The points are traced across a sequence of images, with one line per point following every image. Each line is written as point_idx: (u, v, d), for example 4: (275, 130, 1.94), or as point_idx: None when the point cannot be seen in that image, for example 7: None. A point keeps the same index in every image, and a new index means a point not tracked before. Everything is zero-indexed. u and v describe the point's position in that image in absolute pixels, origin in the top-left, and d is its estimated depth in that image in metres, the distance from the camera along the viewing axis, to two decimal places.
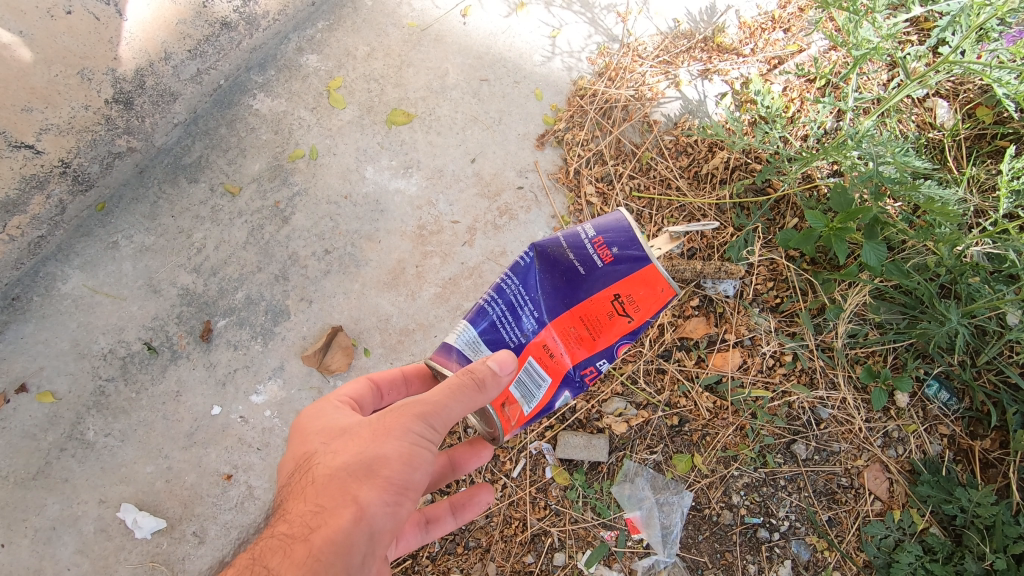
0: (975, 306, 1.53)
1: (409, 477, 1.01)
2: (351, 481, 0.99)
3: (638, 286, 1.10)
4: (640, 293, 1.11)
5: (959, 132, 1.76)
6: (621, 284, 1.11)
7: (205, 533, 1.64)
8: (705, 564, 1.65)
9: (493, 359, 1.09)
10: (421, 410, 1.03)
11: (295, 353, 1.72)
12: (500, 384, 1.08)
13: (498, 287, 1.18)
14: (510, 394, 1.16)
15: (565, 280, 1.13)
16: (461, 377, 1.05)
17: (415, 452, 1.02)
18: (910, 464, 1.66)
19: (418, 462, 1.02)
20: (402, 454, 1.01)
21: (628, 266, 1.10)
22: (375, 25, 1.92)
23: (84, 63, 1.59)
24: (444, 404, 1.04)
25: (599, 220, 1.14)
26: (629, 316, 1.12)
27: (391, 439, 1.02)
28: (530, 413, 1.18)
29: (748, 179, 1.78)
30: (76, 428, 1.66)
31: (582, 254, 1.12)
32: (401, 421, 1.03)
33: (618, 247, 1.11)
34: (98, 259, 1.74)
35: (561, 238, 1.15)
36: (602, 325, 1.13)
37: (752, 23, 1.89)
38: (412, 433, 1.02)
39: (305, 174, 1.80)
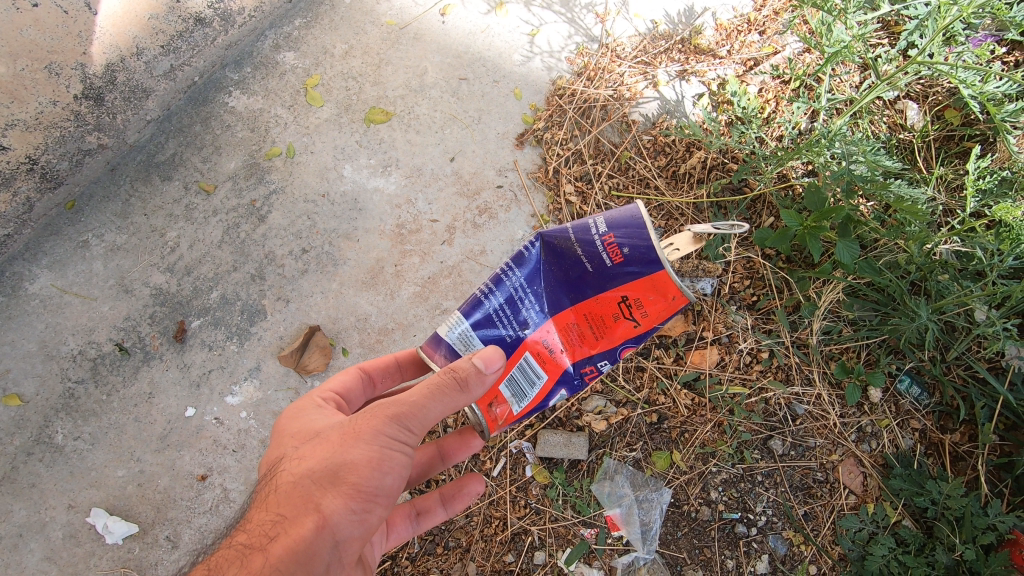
0: (944, 302, 1.57)
1: (377, 482, 1.00)
2: (315, 489, 0.99)
3: (646, 292, 1.12)
4: (648, 299, 1.13)
5: (929, 133, 1.80)
6: (630, 287, 1.13)
7: (178, 538, 1.60)
8: (684, 560, 1.66)
9: (478, 356, 1.08)
10: (392, 414, 1.03)
11: (271, 354, 1.69)
12: (483, 384, 1.08)
13: (500, 279, 1.19)
14: (500, 393, 1.21)
15: (573, 276, 1.15)
16: (437, 380, 1.05)
17: (384, 457, 1.01)
18: (883, 458, 1.69)
19: (387, 467, 1.01)
20: (370, 460, 1.00)
21: (640, 269, 1.11)
22: (353, 23, 1.91)
23: (51, 58, 1.55)
24: (418, 407, 1.03)
25: (611, 215, 1.13)
26: (634, 319, 1.15)
27: (360, 444, 1.01)
28: (520, 412, 1.23)
29: (725, 178, 1.79)
30: (43, 432, 1.62)
31: (592, 253, 1.12)
32: (372, 424, 1.03)
33: (630, 249, 1.10)
34: (68, 258, 1.70)
35: (571, 232, 1.14)
36: (606, 325, 1.17)
37: (728, 24, 1.92)
38: (382, 436, 1.02)
39: (282, 173, 1.78)
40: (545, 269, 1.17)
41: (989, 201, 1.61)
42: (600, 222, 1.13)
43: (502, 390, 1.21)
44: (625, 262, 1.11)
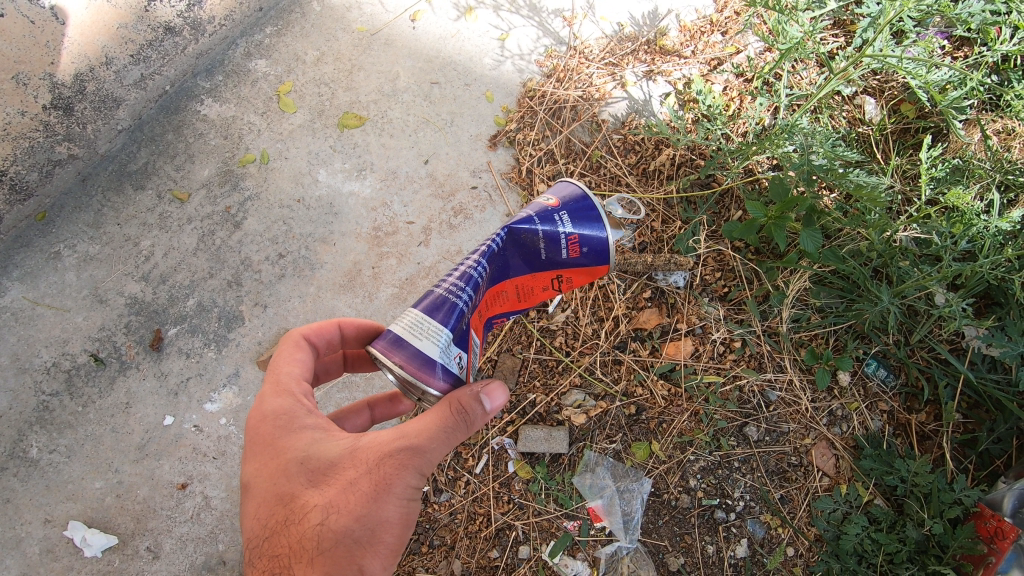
0: (903, 286, 1.63)
1: (406, 531, 1.08)
2: (355, 549, 1.02)
3: (585, 276, 1.28)
4: (584, 279, 1.28)
5: (886, 126, 1.87)
6: (576, 273, 1.26)
7: (159, 548, 1.59)
8: (665, 548, 1.69)
9: (486, 392, 1.07)
10: (416, 467, 1.05)
11: (250, 359, 1.69)
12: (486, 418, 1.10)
13: (466, 273, 1.11)
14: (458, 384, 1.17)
15: (526, 262, 1.23)
16: (454, 426, 1.05)
17: (410, 506, 1.07)
18: (854, 440, 1.74)
19: (412, 515, 1.08)
20: (400, 515, 1.06)
21: (591, 262, 1.25)
22: (324, 30, 1.93)
23: (18, 68, 1.59)
24: (437, 455, 1.07)
25: (574, 213, 1.23)
26: (561, 289, 1.30)
27: (389, 501, 1.04)
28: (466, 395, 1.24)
29: (694, 174, 1.85)
30: (18, 446, 1.60)
31: (550, 244, 1.21)
32: (400, 477, 1.04)
33: (589, 247, 1.23)
34: (39, 270, 1.69)
35: (536, 226, 1.20)
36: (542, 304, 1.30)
37: (692, 26, 1.98)
38: (409, 491, 1.05)
39: (257, 179, 1.79)
40: (504, 256, 1.20)
41: (943, 188, 1.70)
42: (561, 213, 1.23)
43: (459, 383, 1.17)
44: (581, 257, 1.24)
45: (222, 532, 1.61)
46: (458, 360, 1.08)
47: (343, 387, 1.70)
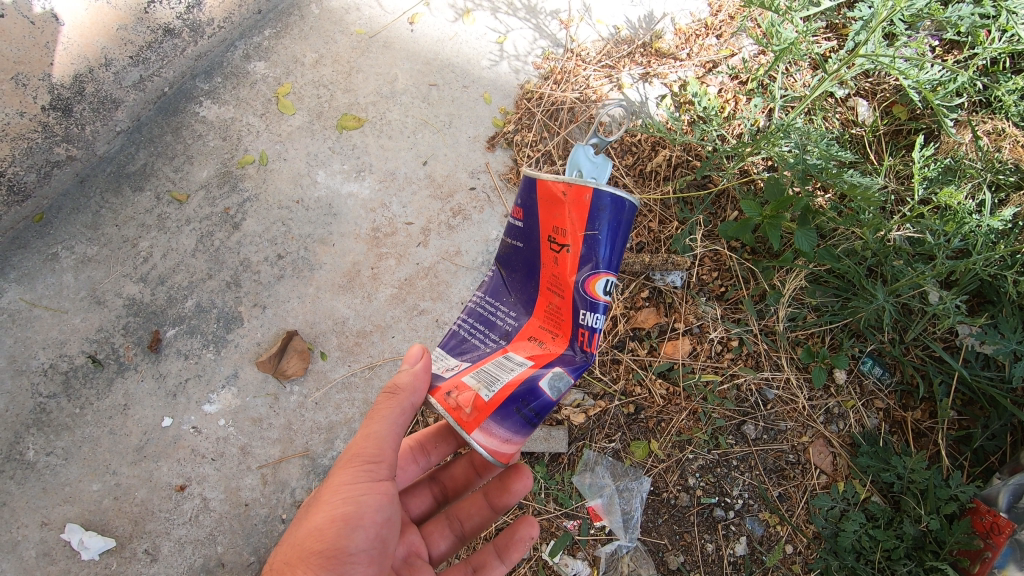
0: (898, 284, 1.64)
1: (348, 532, 1.14)
2: (291, 566, 1.13)
3: (555, 209, 1.21)
4: (560, 214, 1.21)
5: (879, 128, 1.90)
6: (547, 222, 1.23)
7: (157, 550, 1.58)
8: (665, 547, 1.70)
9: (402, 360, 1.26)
10: (349, 464, 1.19)
11: (249, 360, 1.69)
12: (416, 377, 1.21)
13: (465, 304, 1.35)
14: (462, 381, 1.16)
15: (516, 262, 1.30)
16: (381, 412, 1.20)
17: (351, 504, 1.16)
18: (851, 437, 1.75)
19: (356, 516, 1.15)
20: (333, 516, 1.15)
21: (535, 203, 1.24)
22: (323, 33, 1.94)
23: (17, 69, 1.65)
24: (372, 447, 1.19)
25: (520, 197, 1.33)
26: (566, 244, 1.21)
27: (326, 503, 1.16)
28: (495, 398, 1.13)
29: (690, 175, 1.86)
30: (14, 449, 1.59)
31: (513, 231, 1.31)
32: (334, 478, 1.18)
33: (522, 200, 1.27)
34: (36, 272, 1.68)
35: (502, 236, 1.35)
36: (556, 276, 1.23)
37: (686, 29, 2.00)
38: (344, 489, 1.17)
39: (255, 180, 1.79)
40: (498, 279, 1.34)
41: (936, 189, 1.71)
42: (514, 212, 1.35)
43: (465, 380, 1.16)
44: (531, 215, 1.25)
45: (221, 534, 1.60)
46: (449, 367, 1.22)
47: (342, 387, 1.70)
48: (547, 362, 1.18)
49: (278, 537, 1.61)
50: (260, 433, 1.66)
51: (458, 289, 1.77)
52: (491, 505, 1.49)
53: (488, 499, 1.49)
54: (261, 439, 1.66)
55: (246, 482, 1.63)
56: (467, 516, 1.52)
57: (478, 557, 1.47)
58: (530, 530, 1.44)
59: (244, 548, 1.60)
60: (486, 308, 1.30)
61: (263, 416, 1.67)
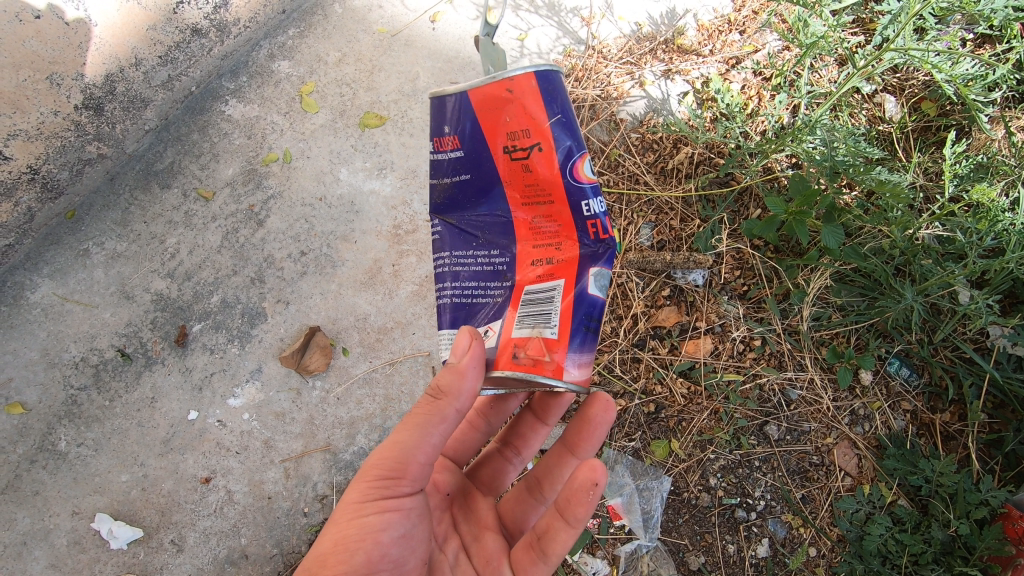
0: (928, 284, 1.60)
1: (347, 557, 1.05)
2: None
3: (501, 119, 1.05)
4: (512, 120, 1.04)
5: (907, 124, 1.86)
6: (499, 134, 1.05)
7: (183, 541, 1.61)
8: (686, 547, 1.69)
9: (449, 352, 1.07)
10: (364, 479, 1.10)
11: (273, 355, 1.71)
12: (460, 384, 1.05)
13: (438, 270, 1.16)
14: (519, 337, 1.06)
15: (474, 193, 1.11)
16: (414, 420, 1.09)
17: (359, 525, 1.07)
18: (877, 440, 1.72)
19: (361, 536, 1.06)
20: (337, 538, 1.07)
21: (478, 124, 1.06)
22: (346, 31, 1.96)
23: (53, 69, 1.63)
24: (390, 462, 1.09)
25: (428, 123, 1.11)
26: (533, 145, 1.04)
27: (335, 521, 1.09)
28: (559, 329, 1.06)
29: (712, 172, 1.84)
30: (47, 439, 1.63)
31: (451, 167, 1.11)
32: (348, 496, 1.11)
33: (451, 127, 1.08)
34: (68, 267, 1.72)
35: (433, 179, 1.14)
36: (530, 183, 1.07)
37: (710, 25, 1.98)
38: (353, 509, 1.08)
39: (279, 178, 1.82)
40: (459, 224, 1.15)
41: (966, 186, 1.69)
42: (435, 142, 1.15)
43: (517, 335, 1.06)
44: (479, 131, 1.06)
45: (244, 526, 1.63)
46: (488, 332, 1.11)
47: (363, 382, 1.71)
48: (568, 269, 1.08)
49: (301, 530, 1.63)
50: (283, 428, 1.68)
51: None
52: (566, 448, 1.33)
53: (567, 446, 1.34)
54: (284, 433, 1.68)
55: (269, 476, 1.65)
56: (545, 476, 1.36)
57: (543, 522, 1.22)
58: (593, 475, 1.14)
59: (267, 540, 1.62)
60: (463, 266, 1.14)
61: (286, 411, 1.69)
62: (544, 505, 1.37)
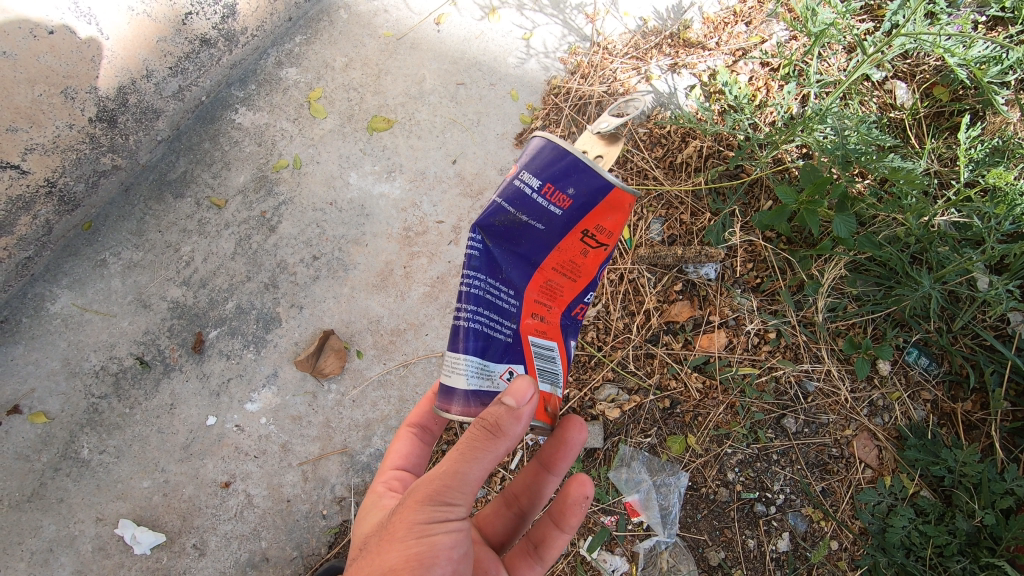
0: (945, 271, 1.58)
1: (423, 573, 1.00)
2: None
3: (607, 212, 1.06)
4: (611, 218, 1.06)
5: (919, 110, 1.84)
6: (595, 219, 1.06)
7: (205, 545, 1.63)
8: (705, 542, 1.68)
9: (507, 395, 0.99)
10: (426, 501, 1.03)
11: (288, 359, 1.73)
12: (518, 419, 0.99)
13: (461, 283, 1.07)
14: (543, 390, 1.12)
15: (529, 241, 1.07)
16: (468, 447, 1.00)
17: (426, 544, 1.01)
18: (897, 430, 1.70)
19: (431, 555, 1.01)
20: (405, 560, 1.00)
21: (586, 199, 1.04)
22: (352, 37, 1.97)
23: (67, 82, 1.61)
24: (455, 486, 1.02)
25: (531, 157, 1.05)
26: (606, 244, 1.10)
27: (399, 543, 1.01)
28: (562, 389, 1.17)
29: (722, 165, 1.82)
30: (70, 447, 1.66)
31: (534, 209, 1.05)
32: (409, 518, 1.03)
33: (569, 186, 1.03)
34: (87, 277, 1.75)
35: (504, 202, 1.05)
36: (579, 263, 1.10)
37: (715, 18, 1.97)
38: (419, 530, 1.02)
39: (290, 184, 1.84)
40: (499, 255, 1.08)
41: (983, 170, 1.66)
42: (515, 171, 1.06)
43: (542, 391, 1.12)
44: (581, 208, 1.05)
45: (264, 529, 1.64)
46: (505, 374, 1.08)
47: (378, 385, 1.72)
48: (561, 339, 1.15)
49: (320, 532, 1.64)
50: (299, 431, 1.69)
51: None
52: (545, 466, 1.32)
53: (545, 464, 1.32)
54: (301, 436, 1.69)
55: (288, 479, 1.67)
56: (523, 491, 1.37)
57: (537, 532, 1.34)
58: (584, 490, 1.28)
59: (288, 542, 1.64)
60: (487, 295, 1.07)
61: (303, 414, 1.70)
62: (522, 518, 1.39)
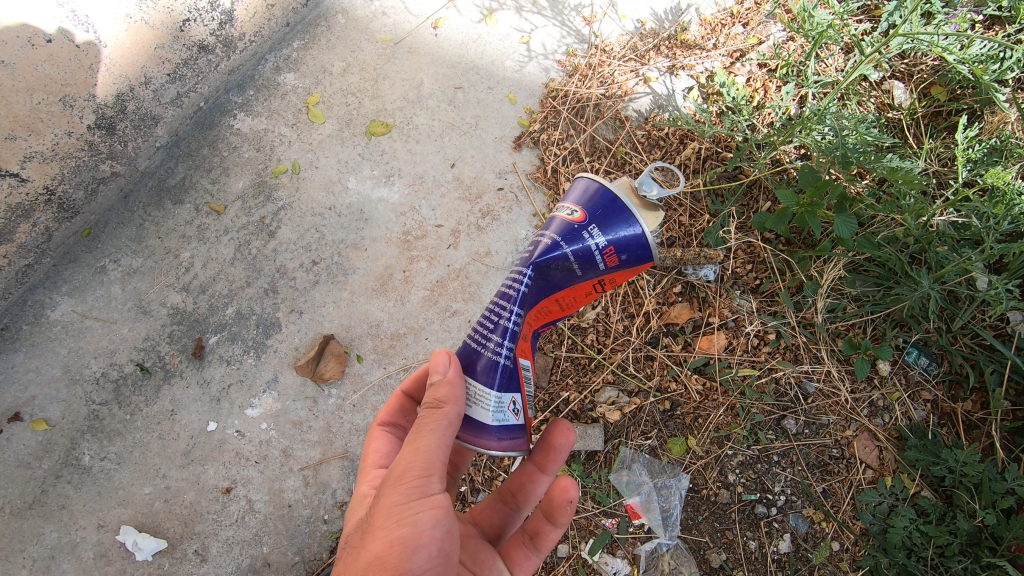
0: (944, 271, 1.58)
1: (409, 555, 0.98)
2: None
3: (624, 277, 1.18)
4: (624, 280, 1.19)
5: (917, 110, 1.84)
6: (616, 281, 1.19)
7: (206, 551, 1.63)
8: (706, 544, 1.68)
9: (436, 369, 1.10)
10: (401, 481, 1.03)
11: (288, 364, 1.73)
12: (454, 387, 1.08)
13: (497, 311, 1.15)
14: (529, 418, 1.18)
15: (564, 282, 1.15)
16: (426, 426, 1.05)
17: (408, 527, 1.00)
18: (897, 431, 1.70)
19: (414, 537, 1.00)
20: (389, 542, 0.99)
21: (627, 264, 1.15)
22: (350, 41, 1.97)
23: (65, 91, 1.63)
24: (420, 466, 1.04)
25: (596, 205, 1.14)
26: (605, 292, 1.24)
27: (381, 527, 1.01)
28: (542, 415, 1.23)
29: (720, 166, 1.83)
30: (71, 454, 1.66)
31: (584, 260, 1.12)
32: (389, 501, 1.03)
33: (622, 251, 1.13)
34: (86, 284, 1.75)
35: (567, 246, 1.12)
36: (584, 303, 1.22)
37: (712, 19, 1.97)
38: (399, 512, 1.02)
39: (289, 189, 1.84)
40: (538, 288, 1.15)
41: (981, 170, 1.65)
42: (574, 211, 1.16)
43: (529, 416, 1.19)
44: (621, 265, 1.14)
45: (265, 535, 1.64)
46: (511, 406, 1.12)
47: (378, 389, 1.72)
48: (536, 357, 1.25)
49: (321, 537, 1.64)
50: (300, 436, 1.70)
51: (488, 289, 1.79)
52: (537, 468, 1.33)
53: (536, 465, 1.33)
54: (302, 441, 1.69)
55: (288, 484, 1.67)
56: (517, 489, 1.38)
57: (531, 524, 1.35)
58: (567, 493, 1.26)
59: (289, 548, 1.64)
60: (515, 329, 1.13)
61: (303, 419, 1.71)
62: (518, 512, 1.40)
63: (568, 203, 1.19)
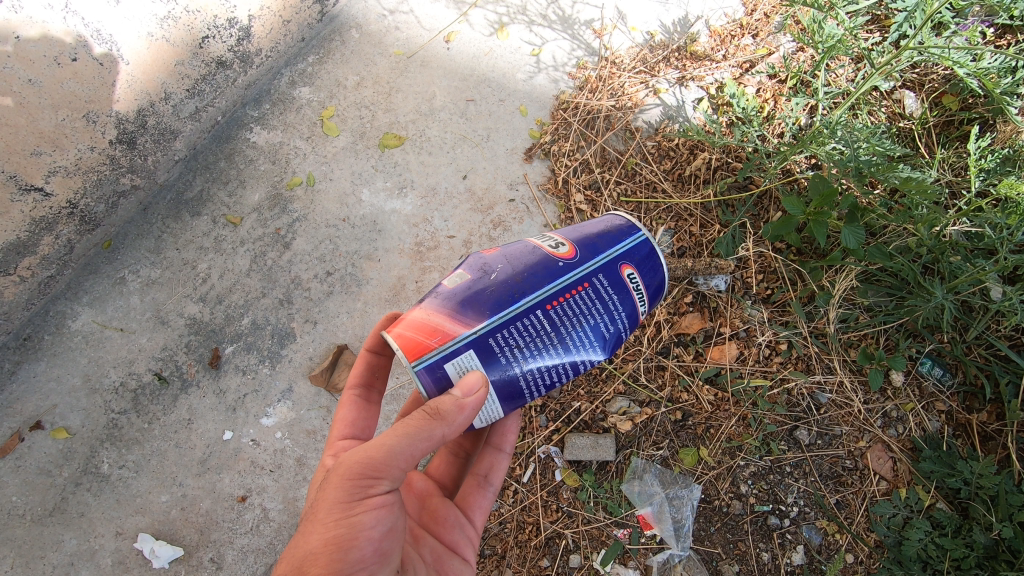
0: (957, 281, 1.57)
1: (342, 556, 0.96)
2: None
3: None
4: None
5: (928, 120, 1.84)
6: None
7: (222, 559, 1.66)
8: (719, 556, 1.67)
9: (454, 386, 1.03)
10: (346, 477, 1.00)
11: (303, 374, 1.76)
12: (463, 409, 1.02)
13: (553, 373, 1.10)
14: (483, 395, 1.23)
15: None
16: (405, 428, 1.01)
17: (345, 525, 0.97)
18: (911, 442, 1.69)
19: (351, 537, 0.97)
20: (326, 539, 0.97)
21: None
22: (363, 55, 2.01)
23: (89, 107, 1.63)
24: (375, 461, 1.01)
25: (654, 303, 1.22)
26: None
27: (319, 520, 0.98)
28: None
29: (730, 177, 1.84)
30: (90, 462, 1.69)
31: None
32: (331, 495, 0.99)
33: None
34: (106, 295, 1.79)
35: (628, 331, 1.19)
36: None
37: (722, 30, 1.99)
38: (340, 509, 0.98)
39: (304, 201, 1.87)
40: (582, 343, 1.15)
41: (993, 180, 1.64)
42: (643, 299, 1.18)
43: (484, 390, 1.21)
44: None
45: (280, 543, 1.67)
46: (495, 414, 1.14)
47: (391, 399, 1.75)
48: None
49: None
50: (314, 445, 1.72)
51: None
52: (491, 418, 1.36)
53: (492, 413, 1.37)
54: (316, 451, 1.71)
55: (302, 493, 1.69)
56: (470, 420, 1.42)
57: (483, 465, 1.38)
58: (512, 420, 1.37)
59: None
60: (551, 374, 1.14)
61: (317, 428, 1.73)
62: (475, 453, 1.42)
63: (644, 290, 1.17)
